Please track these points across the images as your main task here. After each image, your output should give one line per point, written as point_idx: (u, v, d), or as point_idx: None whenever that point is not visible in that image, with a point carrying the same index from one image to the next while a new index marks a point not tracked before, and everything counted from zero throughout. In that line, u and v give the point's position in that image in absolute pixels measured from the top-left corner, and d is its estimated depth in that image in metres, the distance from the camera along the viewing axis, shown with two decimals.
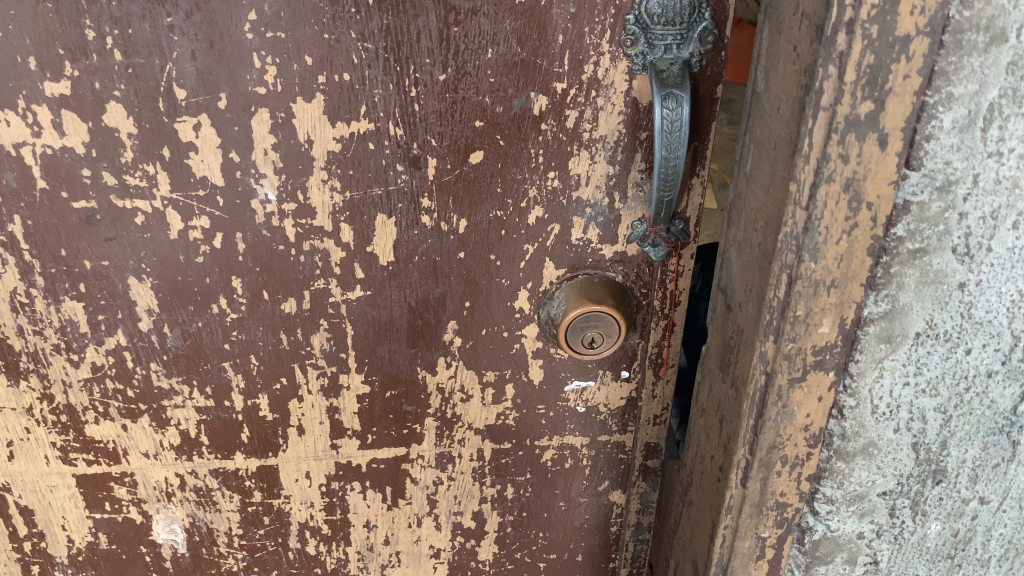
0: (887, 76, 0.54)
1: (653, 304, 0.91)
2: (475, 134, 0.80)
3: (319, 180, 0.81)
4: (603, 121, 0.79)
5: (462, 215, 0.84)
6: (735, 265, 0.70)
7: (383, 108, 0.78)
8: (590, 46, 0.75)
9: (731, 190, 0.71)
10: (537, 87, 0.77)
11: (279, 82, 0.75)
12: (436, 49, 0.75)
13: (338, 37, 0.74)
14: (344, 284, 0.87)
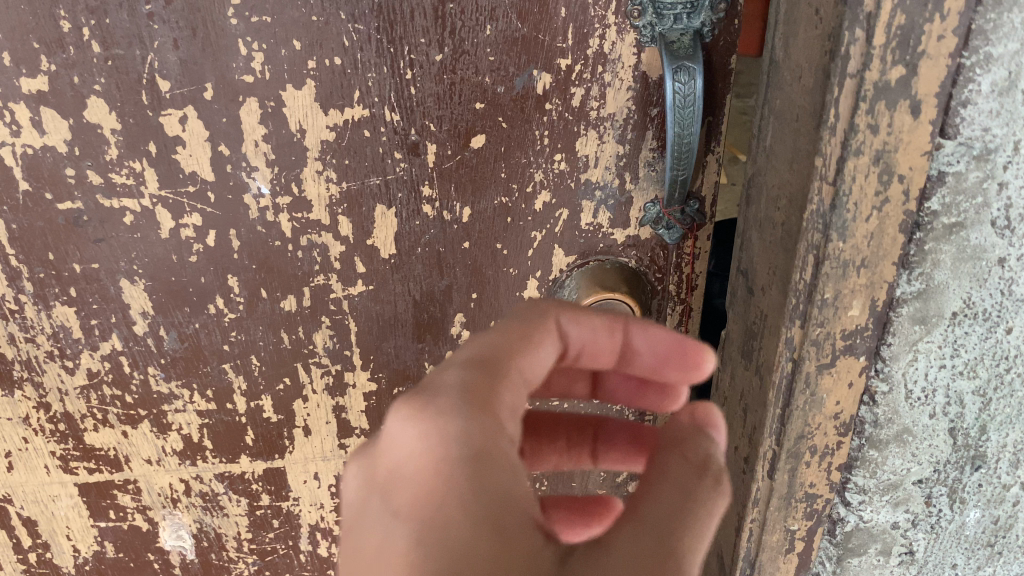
0: (920, 38, 0.49)
1: (668, 288, 0.87)
2: (476, 117, 0.76)
3: (314, 170, 0.77)
4: (611, 98, 0.75)
5: (466, 203, 0.81)
6: (756, 246, 0.66)
7: (378, 92, 0.74)
8: (594, 19, 0.71)
9: (751, 167, 0.67)
10: (540, 64, 0.73)
11: (267, 70, 0.71)
12: (431, 28, 0.71)
13: (328, 19, 0.70)
14: (345, 279, 0.83)
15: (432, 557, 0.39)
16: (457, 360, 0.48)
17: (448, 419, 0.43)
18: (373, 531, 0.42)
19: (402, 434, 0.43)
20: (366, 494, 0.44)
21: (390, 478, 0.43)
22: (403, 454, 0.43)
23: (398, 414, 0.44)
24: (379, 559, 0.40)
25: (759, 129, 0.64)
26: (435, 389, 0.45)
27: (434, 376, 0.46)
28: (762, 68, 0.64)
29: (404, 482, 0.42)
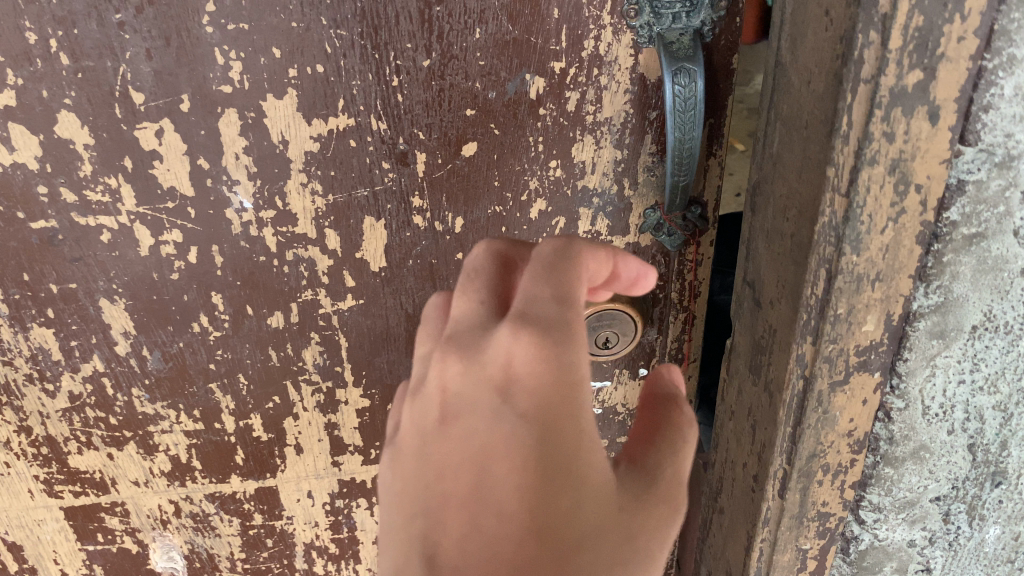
0: (939, 40, 0.46)
1: (670, 296, 0.84)
2: (467, 124, 0.72)
3: (299, 183, 0.74)
4: (608, 102, 0.72)
5: (458, 213, 0.77)
6: (763, 257, 0.63)
7: (363, 100, 0.70)
8: (588, 19, 0.68)
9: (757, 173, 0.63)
10: (532, 68, 0.70)
11: (245, 79, 0.68)
12: (418, 32, 0.67)
13: (308, 24, 0.66)
14: (334, 293, 0.80)
15: (549, 475, 0.45)
16: (553, 277, 0.49)
17: (570, 350, 0.47)
18: (485, 425, 0.47)
19: (524, 352, 0.46)
20: (471, 391, 0.48)
21: (504, 385, 0.47)
22: (524, 371, 0.46)
23: (521, 335, 0.47)
24: (493, 451, 0.46)
25: (767, 134, 0.61)
26: (544, 310, 0.48)
27: (536, 292, 0.49)
28: (768, 70, 0.61)
29: (520, 394, 0.47)
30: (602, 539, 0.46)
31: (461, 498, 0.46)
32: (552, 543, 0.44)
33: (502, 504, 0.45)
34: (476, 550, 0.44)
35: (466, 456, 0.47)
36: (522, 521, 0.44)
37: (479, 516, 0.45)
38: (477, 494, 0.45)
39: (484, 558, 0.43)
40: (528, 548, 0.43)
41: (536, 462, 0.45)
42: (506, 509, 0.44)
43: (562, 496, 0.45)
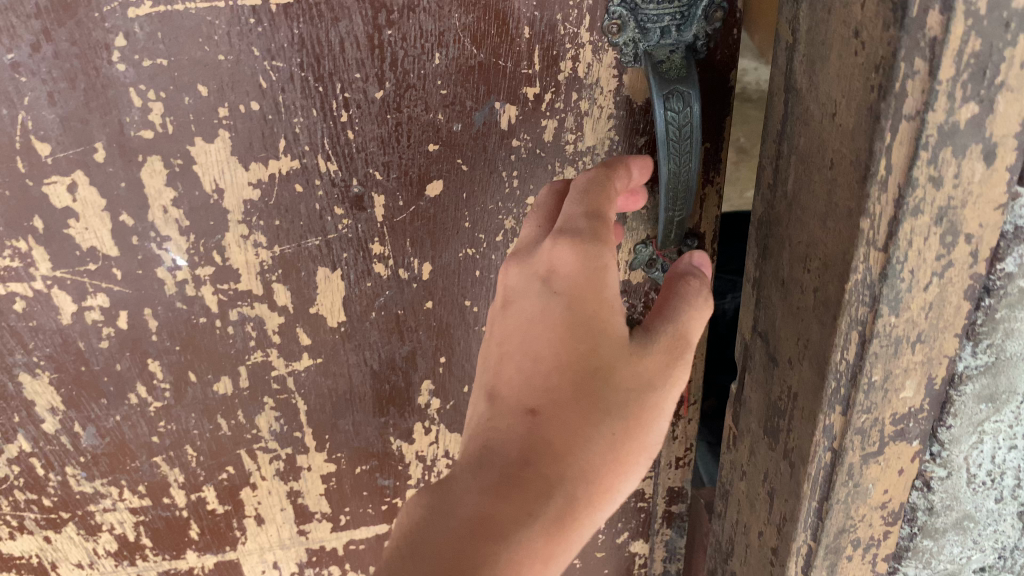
0: (998, 66, 0.38)
1: None
2: (430, 161, 0.63)
3: (239, 236, 0.64)
4: (589, 129, 0.64)
5: (425, 259, 0.68)
6: (779, 310, 0.54)
7: (307, 139, 0.61)
8: (564, 38, 0.59)
9: (769, 211, 0.55)
10: (502, 95, 0.61)
11: (168, 122, 0.58)
12: (367, 60, 0.58)
13: (238, 57, 0.57)
14: (288, 353, 0.71)
15: (577, 330, 0.52)
16: (585, 193, 0.54)
17: (598, 239, 0.52)
18: (535, 306, 0.54)
19: (563, 253, 0.53)
20: (517, 277, 0.56)
21: (543, 269, 0.54)
22: (559, 261, 0.53)
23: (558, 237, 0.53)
24: (543, 322, 0.53)
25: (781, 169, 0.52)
26: (576, 220, 0.53)
27: (571, 202, 0.55)
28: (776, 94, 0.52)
29: (556, 272, 0.53)
30: (620, 377, 0.52)
31: (515, 354, 0.54)
32: (579, 378, 0.51)
33: (544, 350, 0.53)
34: (521, 390, 0.53)
35: (523, 332, 0.54)
36: (559, 369, 0.52)
37: (522, 365, 0.53)
38: (523, 348, 0.54)
39: (527, 394, 0.52)
40: (558, 384, 0.52)
41: (568, 318, 0.52)
42: (543, 354, 0.53)
43: (589, 351, 0.52)
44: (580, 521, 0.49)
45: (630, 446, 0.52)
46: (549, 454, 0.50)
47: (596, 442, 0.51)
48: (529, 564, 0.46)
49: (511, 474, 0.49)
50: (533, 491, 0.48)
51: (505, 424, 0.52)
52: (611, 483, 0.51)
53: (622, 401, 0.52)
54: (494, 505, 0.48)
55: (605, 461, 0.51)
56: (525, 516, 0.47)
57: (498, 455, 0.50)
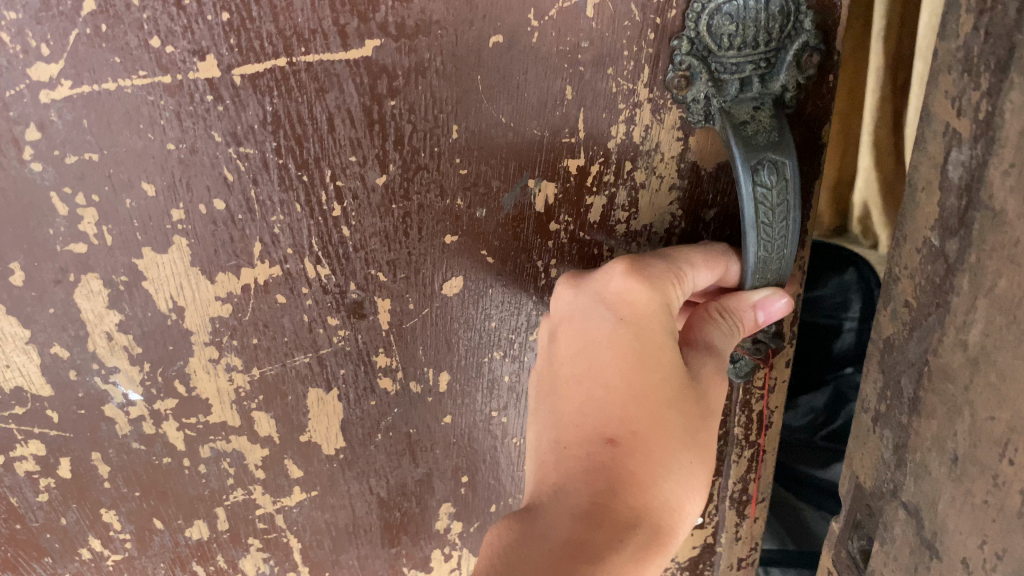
0: None
1: (733, 429, 0.63)
2: (447, 255, 0.50)
3: (207, 359, 0.50)
4: (646, 204, 0.50)
5: (442, 368, 0.55)
6: (945, 489, 0.41)
7: (290, 240, 0.47)
8: (617, 97, 0.46)
9: (912, 350, 0.43)
10: (538, 169, 0.48)
11: (105, 231, 0.44)
12: (364, 137, 0.44)
13: (193, 144, 0.43)
14: (275, 487, 0.57)
15: (649, 358, 0.42)
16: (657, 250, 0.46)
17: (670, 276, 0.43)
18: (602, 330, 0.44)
19: (629, 285, 0.43)
20: (573, 297, 0.47)
21: (604, 290, 0.45)
22: (621, 287, 0.44)
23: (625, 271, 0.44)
24: (608, 351, 0.44)
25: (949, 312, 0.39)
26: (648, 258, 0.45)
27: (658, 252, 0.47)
28: (926, 199, 0.40)
29: (623, 299, 0.44)
30: (694, 402, 0.43)
31: (577, 380, 0.45)
32: (656, 405, 0.42)
33: (611, 379, 0.43)
34: (591, 419, 0.43)
35: (586, 358, 0.45)
36: (630, 396, 0.42)
37: (589, 391, 0.44)
38: (588, 374, 0.44)
39: (599, 422, 0.42)
40: (632, 411, 0.42)
41: (639, 347, 0.43)
42: (610, 381, 0.43)
43: (664, 378, 0.42)
44: (665, 552, 0.41)
45: (705, 473, 0.43)
46: (632, 485, 0.40)
47: (678, 471, 0.41)
48: None
49: (597, 505, 0.40)
50: (619, 519, 0.40)
51: (579, 453, 0.42)
52: (691, 506, 0.43)
53: (696, 426, 0.43)
54: (584, 536, 0.39)
55: (685, 491, 0.42)
56: (615, 549, 0.39)
57: (578, 483, 0.41)
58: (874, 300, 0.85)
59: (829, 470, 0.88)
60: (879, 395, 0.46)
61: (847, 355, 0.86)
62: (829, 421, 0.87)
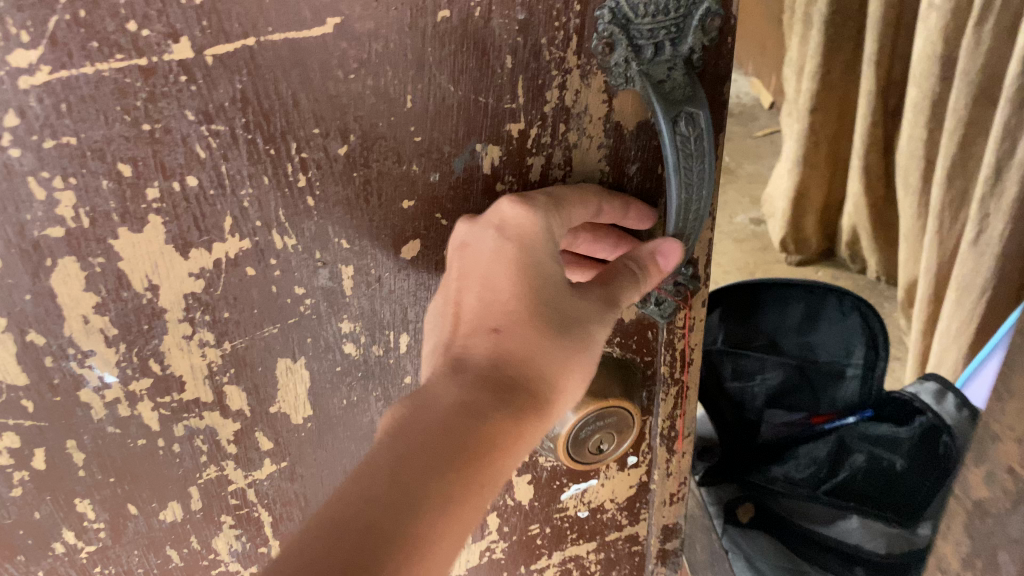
0: None
1: (659, 370, 0.70)
2: (406, 220, 0.54)
3: (180, 336, 0.52)
4: (578, 162, 0.56)
5: (402, 330, 0.59)
6: None
7: (260, 214, 0.50)
8: (550, 65, 0.51)
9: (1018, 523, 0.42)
10: (484, 135, 0.53)
11: (83, 213, 0.46)
12: (327, 111, 0.48)
13: (167, 124, 0.45)
14: (245, 462, 0.60)
15: (530, 268, 0.54)
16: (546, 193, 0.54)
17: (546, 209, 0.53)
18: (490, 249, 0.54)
19: (512, 210, 0.53)
20: (464, 226, 0.54)
21: (493, 217, 0.53)
22: (509, 213, 0.53)
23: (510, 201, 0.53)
24: (494, 264, 0.54)
25: None
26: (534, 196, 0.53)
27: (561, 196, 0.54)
28: None
29: (507, 221, 0.53)
30: (570, 305, 0.54)
31: (472, 288, 0.54)
32: (536, 303, 0.53)
33: (499, 283, 0.53)
34: (480, 316, 0.53)
35: (475, 274, 0.54)
36: (513, 298, 0.53)
37: (480, 296, 0.54)
38: (480, 284, 0.54)
39: (486, 317, 0.53)
40: (515, 307, 0.53)
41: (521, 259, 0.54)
42: (499, 285, 0.54)
43: (539, 284, 0.53)
44: (541, 422, 0.51)
45: (581, 366, 0.54)
46: (512, 363, 0.51)
47: (553, 355, 0.52)
48: (501, 444, 0.47)
49: (483, 375, 0.50)
50: (501, 387, 0.50)
51: (469, 342, 0.52)
52: (564, 393, 0.53)
53: (572, 324, 0.53)
54: (472, 394, 0.48)
55: (561, 374, 0.52)
56: (497, 406, 0.49)
57: (467, 362, 0.51)
58: (876, 352, 1.04)
59: (833, 526, 0.95)
60: (965, 561, 0.47)
61: (851, 404, 1.05)
62: (832, 475, 0.99)
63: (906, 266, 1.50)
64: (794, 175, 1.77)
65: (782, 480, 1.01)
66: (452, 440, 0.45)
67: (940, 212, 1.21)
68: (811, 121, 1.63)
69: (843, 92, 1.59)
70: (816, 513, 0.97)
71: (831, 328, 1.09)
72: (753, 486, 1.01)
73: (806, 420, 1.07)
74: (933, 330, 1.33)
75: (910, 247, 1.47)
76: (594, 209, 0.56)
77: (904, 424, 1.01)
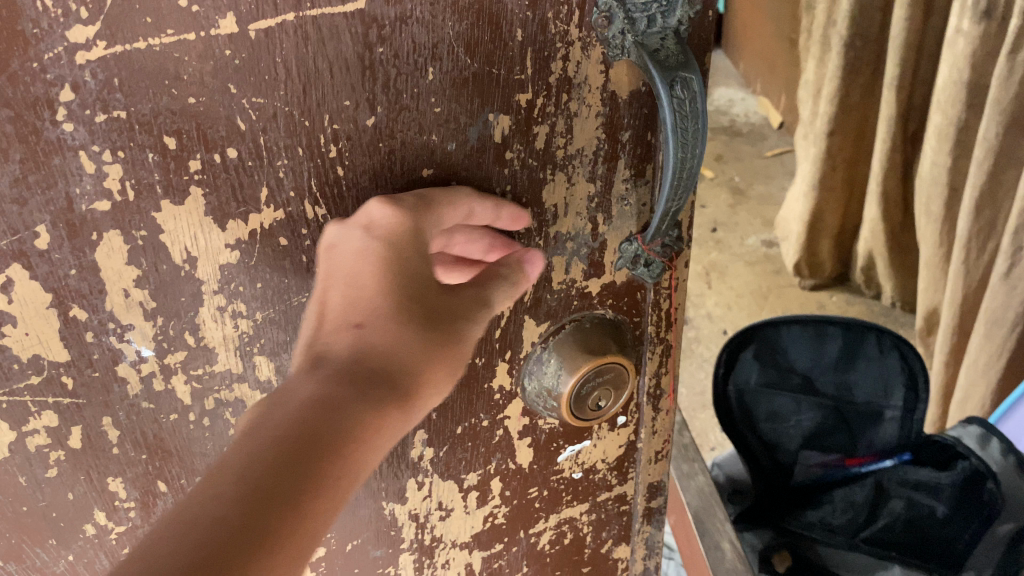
0: None
1: (647, 331, 0.74)
2: (425, 188, 0.57)
3: (215, 307, 0.54)
4: (578, 131, 0.60)
5: None
6: None
7: (293, 184, 0.52)
8: (555, 37, 0.55)
9: None
10: (497, 105, 0.56)
11: (129, 186, 0.48)
12: (357, 83, 0.51)
13: (211, 97, 0.48)
14: None
15: (396, 265, 0.51)
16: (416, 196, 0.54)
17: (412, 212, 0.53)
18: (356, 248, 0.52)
19: (380, 211, 0.52)
20: (335, 229, 0.53)
21: (361, 219, 0.52)
22: (377, 214, 0.52)
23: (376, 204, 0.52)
24: (361, 259, 0.51)
25: None
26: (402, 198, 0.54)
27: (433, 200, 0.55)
28: None
29: (374, 222, 0.52)
30: (437, 300, 0.51)
31: (339, 286, 0.51)
32: (399, 296, 0.50)
33: (367, 274, 0.50)
34: (344, 310, 0.50)
35: (341, 271, 0.51)
36: (379, 290, 0.50)
37: (345, 291, 0.50)
38: (344, 281, 0.51)
39: (350, 311, 0.49)
40: (380, 300, 0.49)
41: (387, 255, 0.51)
42: (365, 278, 0.50)
43: (405, 279, 0.51)
44: (403, 418, 0.47)
45: (451, 362, 0.50)
46: (373, 357, 0.47)
47: (419, 350, 0.48)
48: (358, 440, 0.43)
49: (342, 371, 0.46)
50: (362, 381, 0.46)
51: (330, 338, 0.48)
52: (434, 391, 0.49)
53: (440, 319, 0.51)
54: (324, 390, 0.44)
55: (427, 370, 0.49)
56: (358, 398, 0.45)
57: (326, 359, 0.47)
58: (916, 393, 1.15)
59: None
60: None
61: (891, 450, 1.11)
62: (871, 522, 1.11)
63: (928, 294, 1.66)
64: (809, 204, 2.03)
65: (819, 526, 1.15)
66: (303, 437, 0.42)
67: (966, 245, 1.34)
68: (828, 146, 1.88)
69: (858, 120, 1.85)
70: (856, 564, 1.11)
71: (865, 365, 1.19)
72: (790, 533, 1.15)
73: (839, 462, 1.17)
74: (957, 363, 1.43)
75: (931, 273, 1.63)
76: (464, 211, 0.57)
77: (945, 468, 1.05)
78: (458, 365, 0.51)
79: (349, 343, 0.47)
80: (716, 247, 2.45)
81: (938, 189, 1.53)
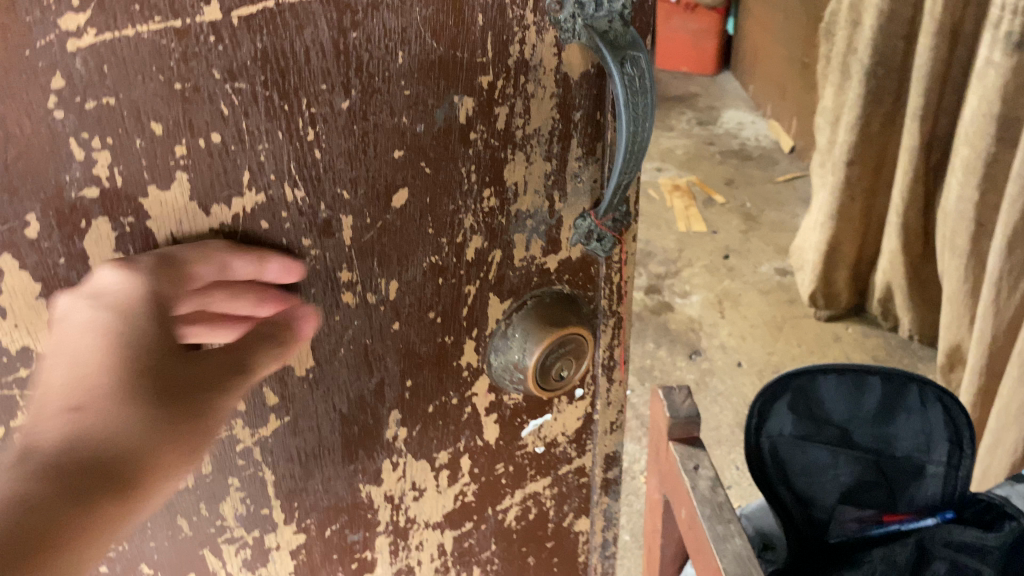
0: None
1: (601, 304, 0.77)
2: (395, 169, 0.59)
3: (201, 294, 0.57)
4: (535, 111, 0.63)
5: (392, 277, 0.64)
6: None
7: (273, 168, 0.54)
8: (513, 22, 0.58)
9: None
10: (461, 87, 0.59)
11: (117, 172, 0.50)
12: (333, 68, 0.53)
13: (196, 83, 0.49)
14: (254, 418, 0.65)
15: (128, 338, 0.48)
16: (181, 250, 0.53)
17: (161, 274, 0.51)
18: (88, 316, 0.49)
19: (117, 275, 0.49)
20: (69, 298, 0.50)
21: (90, 287, 0.50)
22: (108, 280, 0.49)
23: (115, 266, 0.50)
24: (85, 333, 0.48)
25: None
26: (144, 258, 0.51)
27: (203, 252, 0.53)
28: None
29: (103, 290, 0.49)
30: (171, 375, 0.49)
31: (59, 360, 0.48)
32: (130, 373, 0.47)
33: (81, 353, 0.47)
34: (56, 393, 0.46)
35: (61, 345, 0.48)
36: (104, 368, 0.47)
37: (61, 369, 0.47)
38: (63, 358, 0.48)
39: (62, 397, 0.46)
40: (103, 379, 0.46)
41: (118, 326, 0.48)
42: (82, 355, 0.47)
43: (145, 352, 0.48)
44: (130, 510, 0.45)
45: (183, 448, 0.48)
46: (101, 442, 0.45)
47: (148, 436, 0.46)
48: (76, 540, 0.41)
49: (50, 462, 0.43)
50: (87, 471, 0.43)
51: (37, 424, 0.45)
52: (160, 481, 0.47)
53: (170, 397, 0.48)
54: (28, 486, 0.41)
55: (162, 456, 0.47)
56: (76, 494, 0.42)
57: (35, 447, 0.43)
58: None
59: None
60: None
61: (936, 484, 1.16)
62: None
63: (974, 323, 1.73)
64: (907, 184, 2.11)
65: None
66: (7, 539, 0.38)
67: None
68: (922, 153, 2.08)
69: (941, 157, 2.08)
70: None
71: None
72: None
73: None
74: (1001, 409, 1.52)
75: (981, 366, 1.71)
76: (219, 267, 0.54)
77: (988, 529, 1.01)
78: (203, 444, 0.50)
79: (62, 430, 0.44)
80: (734, 280, 2.87)
81: (965, 227, 1.86)
